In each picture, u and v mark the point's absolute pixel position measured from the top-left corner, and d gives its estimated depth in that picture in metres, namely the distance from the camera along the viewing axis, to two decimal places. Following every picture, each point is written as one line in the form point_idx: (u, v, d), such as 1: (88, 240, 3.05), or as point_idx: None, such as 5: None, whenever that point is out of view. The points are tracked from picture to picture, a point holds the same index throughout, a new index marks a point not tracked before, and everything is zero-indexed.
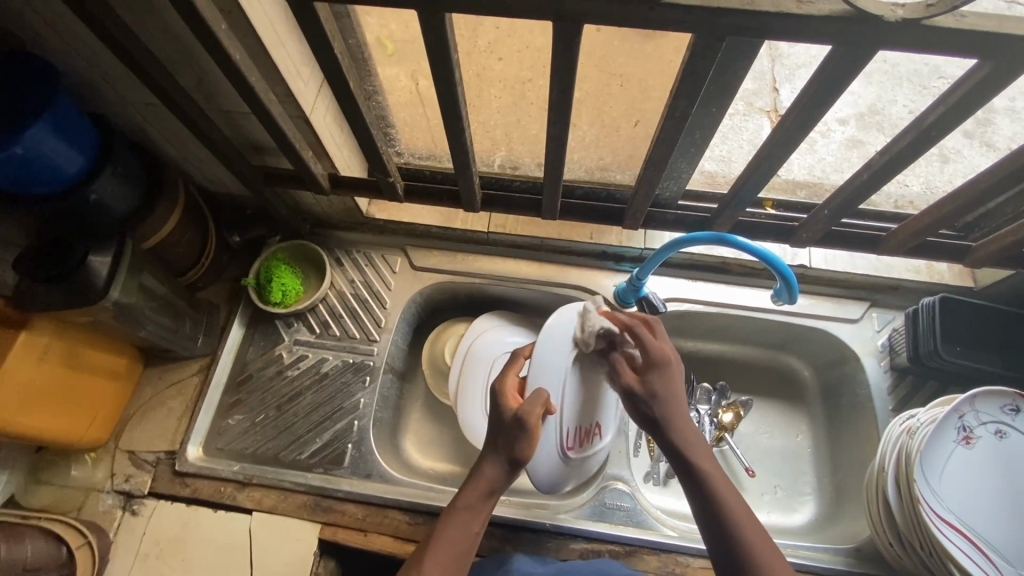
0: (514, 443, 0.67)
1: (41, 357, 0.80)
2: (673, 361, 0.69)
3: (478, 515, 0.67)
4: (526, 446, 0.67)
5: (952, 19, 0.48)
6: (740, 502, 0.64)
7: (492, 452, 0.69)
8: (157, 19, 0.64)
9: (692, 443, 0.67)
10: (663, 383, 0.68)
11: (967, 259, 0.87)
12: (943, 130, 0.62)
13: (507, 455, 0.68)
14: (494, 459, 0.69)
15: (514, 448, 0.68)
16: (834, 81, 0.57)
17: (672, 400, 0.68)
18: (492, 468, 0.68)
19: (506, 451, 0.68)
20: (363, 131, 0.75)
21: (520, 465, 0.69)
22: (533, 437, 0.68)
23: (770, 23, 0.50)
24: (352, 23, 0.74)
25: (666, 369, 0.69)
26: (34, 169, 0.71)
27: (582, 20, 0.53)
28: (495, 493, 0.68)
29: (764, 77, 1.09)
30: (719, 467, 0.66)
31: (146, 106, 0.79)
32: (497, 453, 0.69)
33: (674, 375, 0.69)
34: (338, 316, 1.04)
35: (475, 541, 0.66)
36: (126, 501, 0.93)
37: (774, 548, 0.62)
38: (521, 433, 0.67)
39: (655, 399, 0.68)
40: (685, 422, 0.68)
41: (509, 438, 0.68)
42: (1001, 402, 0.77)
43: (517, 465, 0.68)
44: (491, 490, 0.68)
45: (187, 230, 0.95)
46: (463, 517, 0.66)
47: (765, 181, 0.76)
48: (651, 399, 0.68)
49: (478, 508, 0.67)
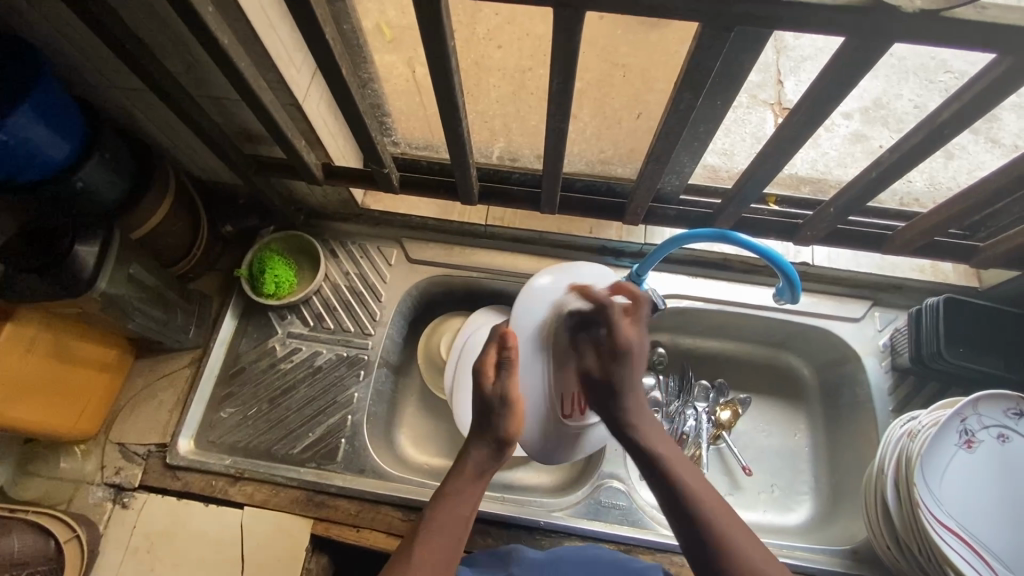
0: (495, 422, 0.70)
1: (28, 348, 0.78)
2: (638, 357, 0.73)
3: (468, 499, 0.68)
4: (509, 422, 0.70)
5: (972, 11, 0.46)
6: (707, 489, 0.66)
7: (479, 439, 0.71)
8: (143, 2, 0.61)
9: (658, 445, 0.70)
10: (625, 380, 0.72)
11: (973, 259, 0.86)
12: (956, 128, 0.60)
13: (493, 436, 0.71)
14: (479, 445, 0.71)
15: (495, 425, 0.70)
16: (845, 72, 0.55)
17: (633, 396, 0.72)
18: (478, 450, 0.71)
19: (491, 434, 0.71)
20: (358, 121, 0.73)
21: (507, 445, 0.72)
22: (516, 409, 0.70)
23: (779, 13, 0.48)
24: (346, 9, 0.72)
25: (629, 363, 0.72)
26: (19, 156, 0.69)
27: (584, 8, 0.51)
28: (485, 474, 0.70)
29: (769, 69, 1.08)
30: (682, 460, 0.69)
31: (135, 92, 0.77)
32: (482, 435, 0.71)
33: (635, 363, 0.72)
34: (332, 309, 1.02)
35: (467, 524, 0.67)
36: (116, 495, 0.92)
37: (749, 536, 0.63)
38: (504, 408, 0.70)
39: (618, 401, 0.71)
40: (644, 419, 0.72)
41: (492, 417, 0.71)
42: (1004, 405, 0.76)
43: (504, 445, 0.71)
44: (479, 470, 0.70)
45: (178, 220, 0.93)
46: (455, 504, 0.68)
47: (770, 177, 0.74)
48: (611, 391, 0.72)
49: (473, 493, 0.69)
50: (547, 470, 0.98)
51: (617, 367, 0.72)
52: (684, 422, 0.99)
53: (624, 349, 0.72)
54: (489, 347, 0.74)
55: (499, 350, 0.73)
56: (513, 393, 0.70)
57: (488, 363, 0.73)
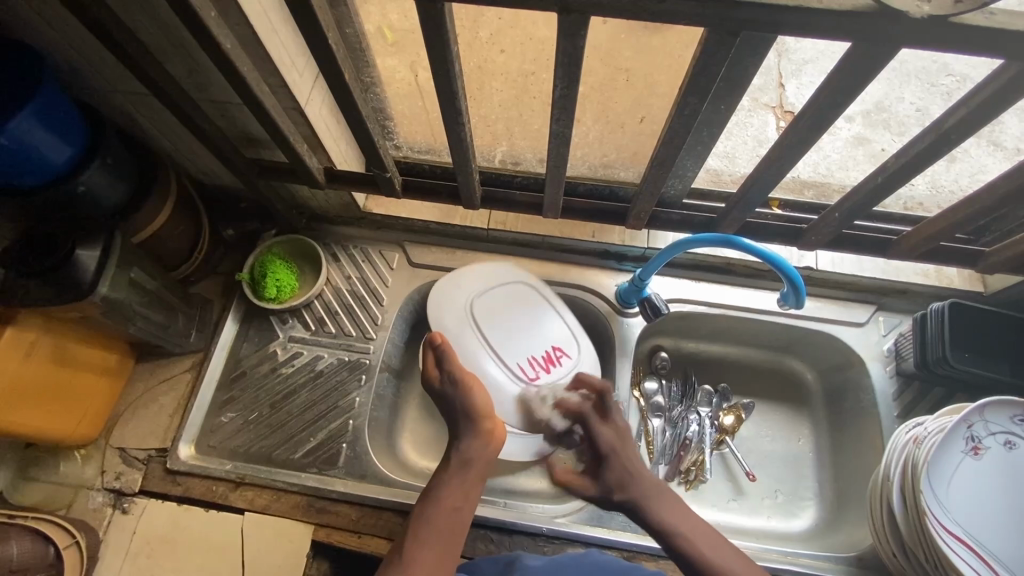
0: (455, 403, 0.79)
1: (28, 353, 0.77)
2: (622, 444, 0.81)
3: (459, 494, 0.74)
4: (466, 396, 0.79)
5: (982, 17, 0.46)
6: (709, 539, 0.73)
7: (456, 431, 0.78)
8: (146, 7, 0.61)
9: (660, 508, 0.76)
10: (625, 470, 0.79)
11: (979, 264, 0.85)
12: (963, 134, 0.59)
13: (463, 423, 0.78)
14: (459, 441, 0.78)
15: (457, 409, 0.79)
16: (854, 78, 0.54)
17: (632, 487, 0.78)
18: (461, 443, 0.77)
19: (461, 420, 0.79)
20: (361, 126, 0.73)
21: (483, 424, 0.78)
22: (467, 386, 0.79)
23: (787, 18, 0.47)
24: (349, 13, 0.72)
25: (625, 455, 0.80)
26: (20, 159, 0.69)
27: (589, 13, 0.50)
28: (470, 462, 0.76)
29: (771, 72, 1.07)
30: (684, 516, 0.75)
31: (136, 96, 0.77)
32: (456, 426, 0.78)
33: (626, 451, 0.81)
34: (334, 313, 1.02)
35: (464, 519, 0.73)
36: (116, 500, 0.91)
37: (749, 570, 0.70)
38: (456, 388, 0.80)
39: (629, 495, 0.77)
40: (656, 502, 0.76)
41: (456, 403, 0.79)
42: (1010, 411, 0.76)
43: (477, 425, 0.78)
44: (462, 461, 0.76)
45: (179, 224, 0.93)
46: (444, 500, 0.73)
47: (776, 182, 0.73)
48: (617, 487, 0.78)
49: (461, 487, 0.74)
50: (549, 475, 0.98)
51: (609, 473, 0.79)
52: (687, 427, 0.99)
53: (605, 452, 0.81)
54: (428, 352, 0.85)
55: (435, 350, 0.84)
56: (457, 371, 0.81)
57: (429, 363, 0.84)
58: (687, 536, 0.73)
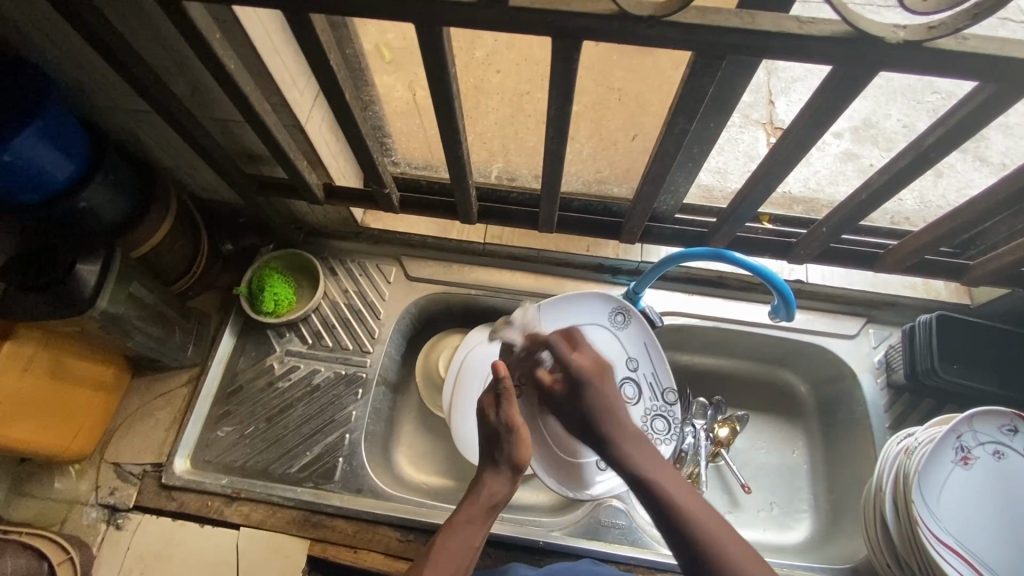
0: (505, 449, 0.73)
1: (26, 367, 0.78)
2: (597, 371, 0.77)
3: (478, 526, 0.70)
4: (515, 448, 0.73)
5: (955, 42, 0.48)
6: (693, 499, 0.66)
7: (493, 469, 0.74)
8: (150, 27, 0.63)
9: (657, 471, 0.69)
10: (602, 397, 0.75)
11: (965, 277, 0.87)
12: (943, 151, 0.61)
13: (505, 466, 0.73)
14: (492, 475, 0.74)
15: (505, 453, 0.74)
16: (836, 98, 0.56)
17: (614, 417, 0.73)
18: (493, 481, 0.73)
19: (502, 461, 0.74)
20: (360, 143, 0.74)
21: (519, 472, 0.74)
22: (522, 436, 0.74)
23: (771, 43, 0.49)
24: (349, 34, 0.74)
25: (603, 380, 0.76)
26: (22, 176, 0.70)
27: (583, 37, 0.52)
28: (496, 505, 0.72)
29: (761, 90, 1.10)
30: (670, 475, 0.68)
31: (139, 113, 0.78)
32: (495, 466, 0.74)
33: (603, 385, 0.75)
34: (331, 327, 1.03)
35: (474, 552, 0.70)
36: (110, 515, 0.91)
37: (743, 545, 0.62)
38: (508, 434, 0.73)
39: (608, 429, 0.73)
40: (638, 452, 0.71)
41: (502, 450, 0.74)
42: (998, 422, 0.77)
43: (514, 470, 0.73)
44: (489, 500, 0.72)
45: (178, 239, 0.94)
46: (463, 530, 0.70)
47: (764, 199, 0.75)
48: (596, 422, 0.73)
49: (472, 515, 0.71)
50: (545, 489, 0.98)
51: (586, 394, 0.75)
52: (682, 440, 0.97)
53: (580, 374, 0.76)
54: (486, 392, 0.77)
55: (495, 385, 0.75)
56: (518, 420, 0.74)
57: (489, 401, 0.77)
58: (650, 471, 0.69)
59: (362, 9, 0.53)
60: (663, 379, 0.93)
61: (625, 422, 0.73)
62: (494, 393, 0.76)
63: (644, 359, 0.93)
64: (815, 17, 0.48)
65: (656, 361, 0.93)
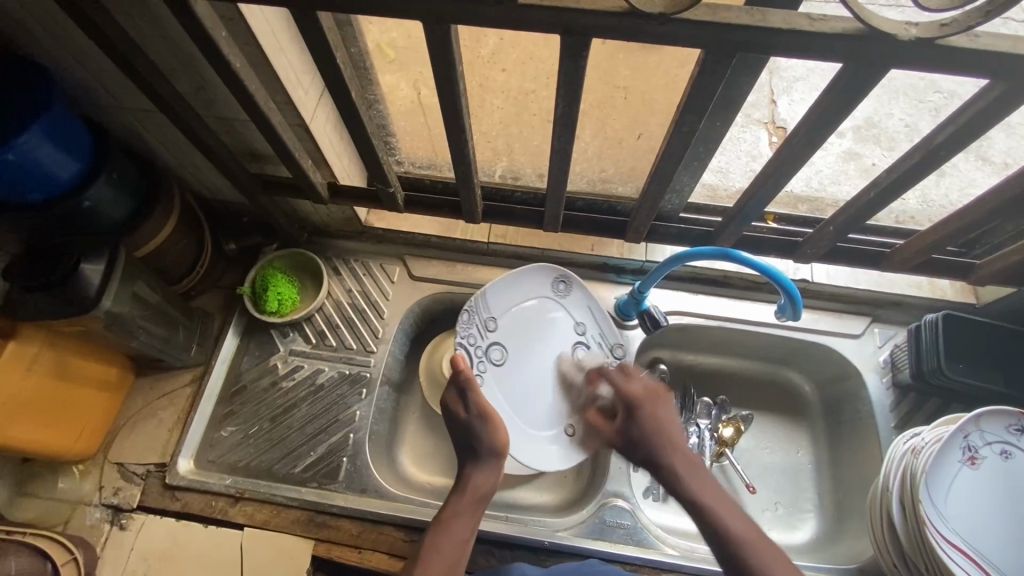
0: (483, 439, 0.77)
1: (29, 367, 0.77)
2: (652, 398, 0.80)
3: (466, 518, 0.73)
4: (491, 434, 0.78)
5: (966, 39, 0.48)
6: (730, 507, 0.69)
7: (475, 461, 0.78)
8: (155, 25, 0.62)
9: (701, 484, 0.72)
10: (655, 419, 0.78)
11: (972, 276, 0.86)
12: (952, 150, 0.61)
13: (488, 457, 0.77)
14: (476, 467, 0.77)
15: (482, 443, 0.78)
16: (845, 97, 0.56)
17: (670, 441, 0.76)
18: (479, 474, 0.77)
19: (481, 453, 0.77)
20: (365, 142, 0.74)
21: (500, 458, 0.78)
22: (495, 423, 0.78)
23: (783, 40, 0.49)
24: (353, 32, 0.74)
25: (656, 405, 0.79)
26: (27, 175, 0.69)
27: (591, 34, 0.52)
28: (483, 496, 0.75)
29: (762, 89, 1.09)
30: (713, 486, 0.71)
31: (143, 112, 0.78)
32: (477, 459, 0.77)
33: (660, 402, 0.80)
34: (335, 326, 1.02)
35: (467, 544, 0.72)
36: (114, 516, 0.91)
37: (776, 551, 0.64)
38: (483, 423, 0.78)
39: (660, 452, 0.75)
40: (685, 467, 0.74)
41: (480, 442, 0.78)
42: (1006, 421, 0.77)
43: (493, 458, 0.77)
44: (474, 491, 0.75)
45: (181, 238, 0.93)
46: (454, 524, 0.72)
47: (771, 198, 0.75)
48: (646, 441, 0.76)
49: (459, 508, 0.74)
50: (550, 489, 0.98)
51: (637, 420, 0.78)
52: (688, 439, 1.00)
53: (635, 400, 0.80)
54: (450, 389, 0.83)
55: (457, 378, 0.81)
56: (486, 407, 0.79)
57: (453, 400, 0.82)
58: (696, 488, 0.71)
59: (369, 7, 0.53)
60: (610, 336, 0.94)
61: (680, 446, 0.75)
62: (458, 389, 0.81)
63: (591, 322, 0.93)
64: (827, 15, 0.48)
65: (603, 322, 0.94)
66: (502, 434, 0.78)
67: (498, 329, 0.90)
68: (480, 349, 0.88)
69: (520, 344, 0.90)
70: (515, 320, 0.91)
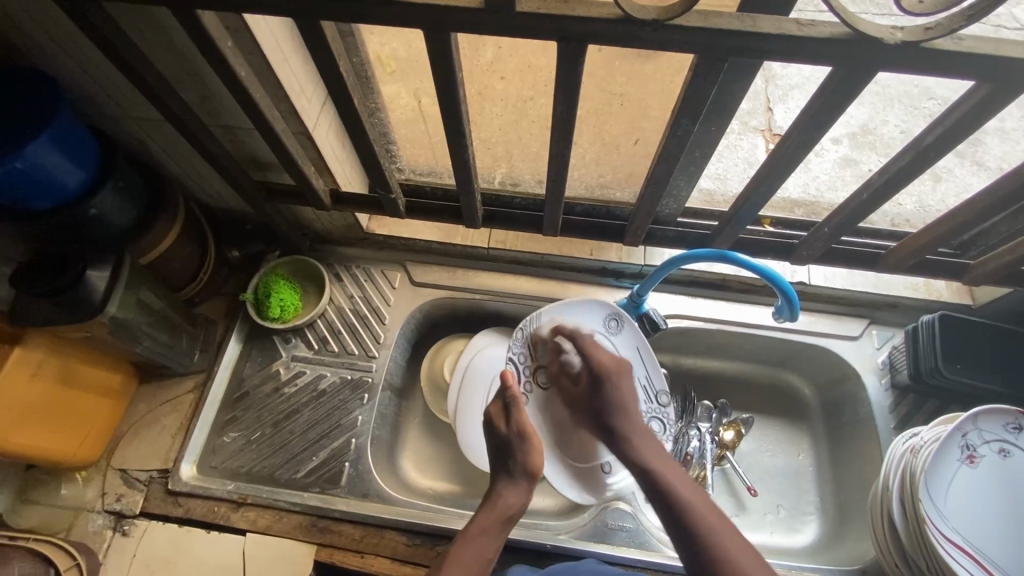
0: (519, 457, 0.77)
1: (36, 372, 0.78)
2: (617, 368, 0.84)
3: (492, 536, 0.73)
4: (529, 454, 0.77)
5: (950, 43, 0.49)
6: (695, 494, 0.70)
7: (508, 480, 0.78)
8: (163, 35, 0.64)
9: (658, 462, 0.75)
10: (620, 391, 0.82)
11: (966, 276, 0.87)
12: (940, 151, 0.62)
13: (521, 478, 0.77)
14: (510, 485, 0.77)
15: (517, 461, 0.78)
16: (835, 101, 0.57)
17: (627, 414, 0.80)
18: (511, 491, 0.77)
19: (517, 472, 0.77)
20: (366, 148, 0.75)
21: (534, 481, 0.78)
22: (534, 441, 0.78)
23: (774, 44, 0.50)
24: (356, 42, 0.75)
25: (622, 377, 0.83)
26: (35, 183, 0.70)
27: (587, 41, 0.53)
28: (512, 516, 0.75)
29: (759, 97, 1.11)
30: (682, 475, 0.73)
31: (149, 121, 0.79)
32: (510, 477, 0.77)
33: (625, 385, 0.83)
34: (337, 332, 1.03)
35: (488, 564, 0.71)
36: (116, 522, 0.91)
37: (749, 551, 0.65)
38: (521, 441, 0.78)
39: (621, 431, 0.79)
40: (644, 445, 0.77)
41: (516, 461, 0.78)
42: (1004, 420, 0.78)
43: (528, 477, 0.77)
44: (506, 510, 0.75)
45: (186, 246, 0.95)
46: (478, 541, 0.72)
47: (766, 201, 0.76)
48: (611, 415, 0.80)
49: (483, 523, 0.74)
50: (551, 493, 0.98)
51: (607, 388, 0.82)
52: (688, 443, 0.98)
53: (602, 369, 0.83)
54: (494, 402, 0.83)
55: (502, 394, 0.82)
56: (528, 425, 0.79)
57: (497, 413, 0.82)
58: (651, 461, 0.75)
59: (369, 15, 0.54)
60: (657, 381, 0.87)
61: (638, 421, 0.80)
62: (502, 402, 0.82)
63: (638, 363, 0.87)
64: (815, 20, 0.50)
65: (651, 364, 0.87)
66: (538, 457, 0.78)
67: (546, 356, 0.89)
68: (527, 370, 0.89)
69: (566, 373, 0.89)
70: (561, 350, 0.89)
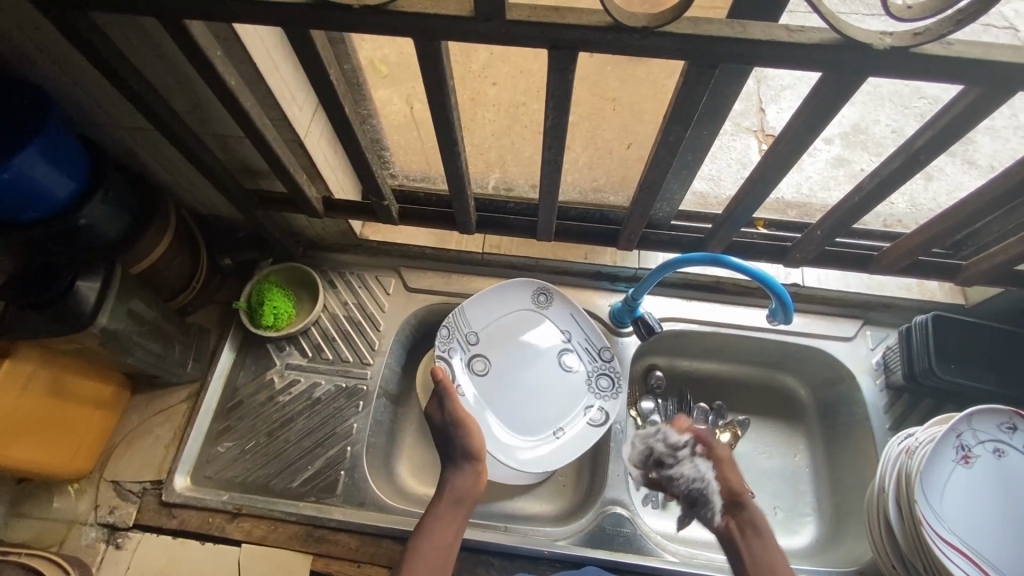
0: (455, 442, 0.83)
1: (26, 385, 0.77)
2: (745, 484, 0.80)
3: (449, 522, 0.77)
4: (466, 437, 0.83)
5: (938, 47, 0.49)
6: None
7: (453, 468, 0.82)
8: (151, 44, 0.63)
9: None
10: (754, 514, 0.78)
11: (958, 277, 0.87)
12: (931, 154, 0.62)
13: (465, 463, 0.82)
14: (456, 473, 0.81)
15: (457, 448, 0.83)
16: (826, 106, 0.57)
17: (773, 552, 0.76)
18: (458, 477, 0.81)
19: (459, 458, 0.82)
20: (358, 155, 0.75)
21: (478, 462, 0.83)
22: (471, 427, 0.84)
23: (764, 50, 0.50)
24: (346, 49, 0.75)
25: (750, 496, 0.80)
26: (25, 197, 0.69)
27: (579, 48, 0.53)
28: (464, 499, 0.79)
29: (751, 97, 1.12)
30: None
31: (139, 130, 0.79)
32: (455, 464, 0.82)
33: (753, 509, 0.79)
34: (331, 339, 1.03)
35: (448, 548, 0.75)
36: (110, 535, 0.90)
37: None
38: (457, 428, 0.84)
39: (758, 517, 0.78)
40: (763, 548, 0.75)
41: (458, 447, 0.83)
42: (998, 420, 0.78)
43: (470, 460, 0.82)
44: (456, 497, 0.79)
45: (178, 255, 0.94)
46: (437, 529, 0.76)
47: (760, 203, 0.76)
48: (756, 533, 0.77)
49: (440, 513, 0.78)
50: (549, 499, 0.98)
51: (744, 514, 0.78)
52: None
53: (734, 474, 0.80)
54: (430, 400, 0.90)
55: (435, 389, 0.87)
56: (461, 411, 0.85)
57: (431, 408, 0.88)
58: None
59: (359, 24, 0.54)
60: (596, 340, 0.98)
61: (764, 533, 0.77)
62: (435, 396, 0.88)
63: (574, 329, 0.99)
64: (805, 26, 0.50)
65: (586, 327, 0.99)
66: (475, 438, 0.84)
67: (479, 342, 0.98)
68: (463, 359, 0.96)
69: (504, 359, 0.98)
70: (495, 336, 0.99)
